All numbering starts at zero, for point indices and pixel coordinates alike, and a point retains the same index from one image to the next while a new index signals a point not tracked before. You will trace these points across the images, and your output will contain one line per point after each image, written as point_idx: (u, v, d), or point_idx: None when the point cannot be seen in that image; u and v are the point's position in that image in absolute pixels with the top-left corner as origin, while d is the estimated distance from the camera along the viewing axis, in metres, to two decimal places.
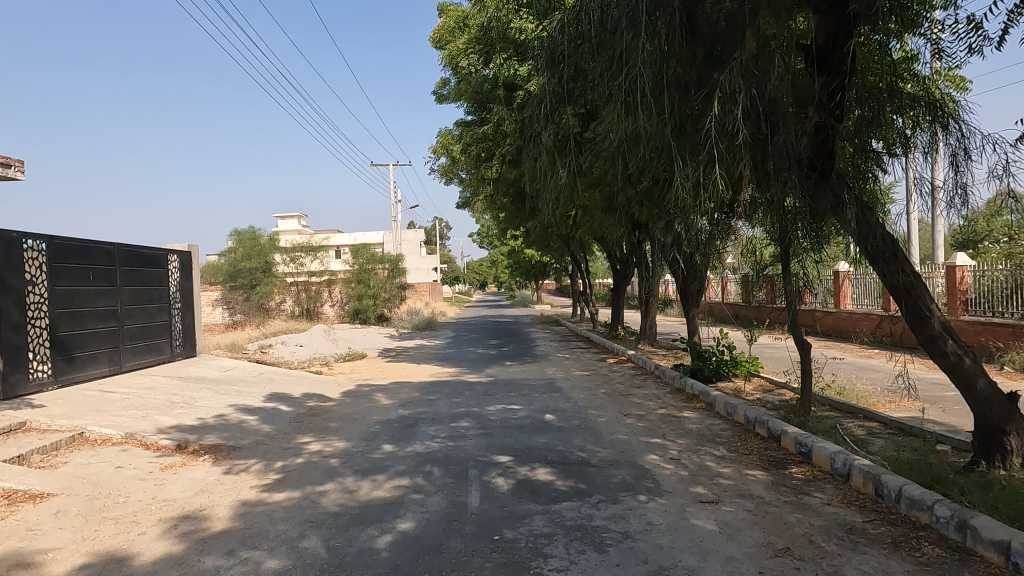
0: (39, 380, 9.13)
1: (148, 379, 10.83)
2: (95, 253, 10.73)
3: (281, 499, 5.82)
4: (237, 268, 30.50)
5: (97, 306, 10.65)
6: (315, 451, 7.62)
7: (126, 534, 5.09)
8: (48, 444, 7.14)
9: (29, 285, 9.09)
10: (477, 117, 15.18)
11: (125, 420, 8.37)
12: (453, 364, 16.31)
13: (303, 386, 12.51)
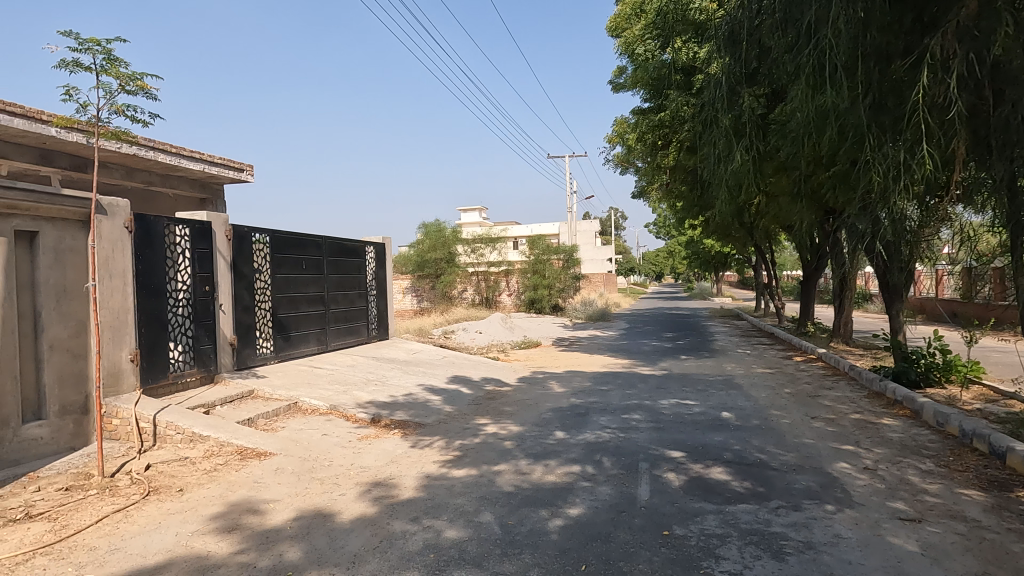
0: (264, 354, 10.59)
1: (349, 359, 12.10)
2: (308, 245, 12.13)
3: (460, 475, 6.20)
4: (425, 258, 32.80)
5: (309, 292, 12.06)
6: (491, 432, 8.02)
7: (330, 493, 5.76)
8: (270, 410, 8.29)
9: (256, 272, 10.52)
10: (654, 104, 14.87)
11: (330, 393, 9.42)
12: (626, 355, 16.20)
13: (482, 371, 13.16)
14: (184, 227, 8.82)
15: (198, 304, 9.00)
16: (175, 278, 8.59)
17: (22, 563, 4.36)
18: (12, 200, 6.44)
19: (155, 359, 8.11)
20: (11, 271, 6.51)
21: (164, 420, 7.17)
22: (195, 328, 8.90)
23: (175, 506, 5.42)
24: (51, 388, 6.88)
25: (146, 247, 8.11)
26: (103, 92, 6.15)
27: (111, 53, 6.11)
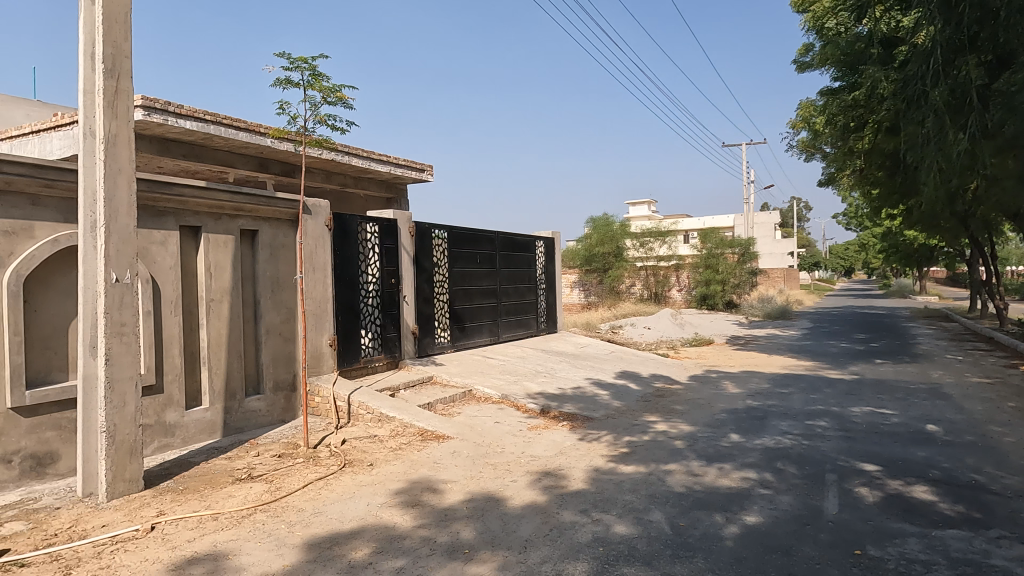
0: (442, 344, 11.24)
1: (520, 350, 12.47)
2: (482, 240, 12.65)
3: (629, 472, 6.14)
4: (593, 252, 32.91)
5: (483, 285, 12.60)
6: (661, 431, 7.84)
7: (502, 479, 5.99)
8: (448, 396, 8.82)
9: (435, 266, 11.17)
10: (846, 83, 13.60)
11: (502, 383, 9.78)
12: (810, 357, 14.98)
13: (650, 367, 12.91)
14: (374, 224, 9.62)
15: (385, 295, 9.78)
16: (366, 271, 9.42)
17: (246, 516, 5.05)
18: (239, 203, 7.48)
19: (349, 345, 8.98)
20: (237, 265, 7.61)
21: (357, 400, 7.94)
22: (383, 317, 9.69)
23: (367, 478, 5.97)
24: (267, 367, 7.90)
25: (343, 243, 8.99)
26: (309, 104, 6.91)
27: (316, 69, 6.86)
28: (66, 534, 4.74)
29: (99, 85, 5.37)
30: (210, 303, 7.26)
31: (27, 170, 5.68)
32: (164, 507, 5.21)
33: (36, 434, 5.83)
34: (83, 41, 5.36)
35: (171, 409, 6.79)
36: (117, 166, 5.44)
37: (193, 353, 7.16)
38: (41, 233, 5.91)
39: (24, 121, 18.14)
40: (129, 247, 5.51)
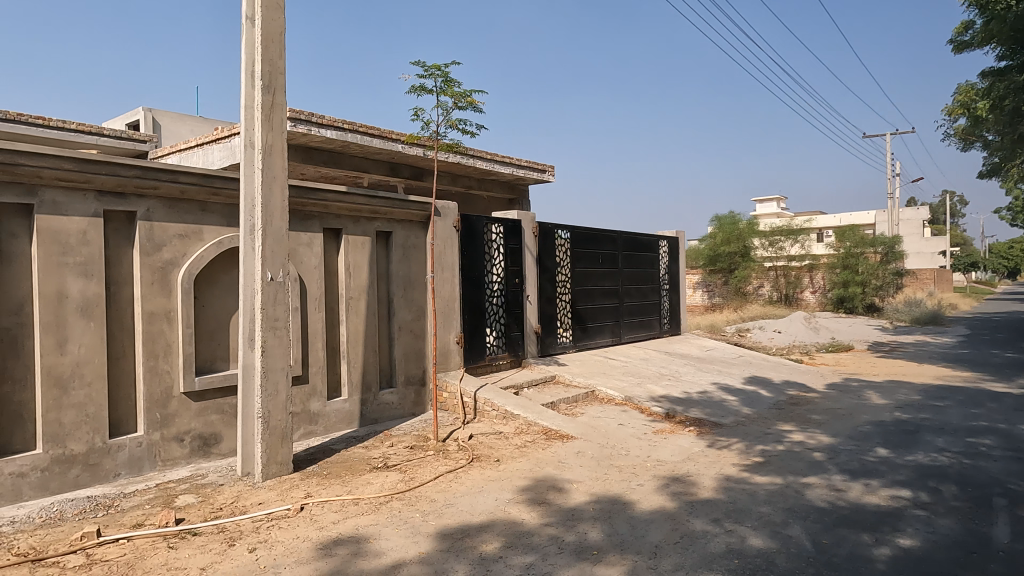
0: (564, 344, 11.25)
1: (643, 352, 12.25)
2: (605, 240, 12.49)
3: (764, 482, 5.84)
4: (718, 252, 31.76)
5: (605, 285, 12.46)
6: (797, 441, 7.41)
7: (629, 482, 5.91)
8: (570, 396, 8.85)
9: (558, 266, 11.16)
10: (1015, 62, 12.19)
11: (625, 385, 9.66)
12: (968, 367, 13.54)
13: (783, 373, 12.22)
14: (499, 225, 9.82)
15: (509, 295, 9.95)
16: (491, 271, 9.65)
17: (384, 503, 5.34)
18: (375, 207, 7.90)
19: (474, 343, 9.24)
20: (373, 265, 8.05)
21: (482, 397, 8.16)
22: (507, 316, 9.87)
23: (495, 474, 6.10)
24: (399, 362, 8.30)
25: (470, 244, 9.27)
26: (441, 110, 7.20)
27: (448, 75, 7.13)
28: (230, 509, 5.23)
29: (258, 100, 5.87)
30: (349, 300, 7.73)
31: (197, 180, 6.32)
32: (311, 490, 5.61)
33: (203, 416, 6.49)
34: (244, 60, 5.89)
35: (315, 399, 7.31)
36: (272, 174, 5.92)
37: (334, 348, 7.67)
38: (208, 236, 6.56)
39: (188, 137, 20.28)
40: (282, 248, 5.98)
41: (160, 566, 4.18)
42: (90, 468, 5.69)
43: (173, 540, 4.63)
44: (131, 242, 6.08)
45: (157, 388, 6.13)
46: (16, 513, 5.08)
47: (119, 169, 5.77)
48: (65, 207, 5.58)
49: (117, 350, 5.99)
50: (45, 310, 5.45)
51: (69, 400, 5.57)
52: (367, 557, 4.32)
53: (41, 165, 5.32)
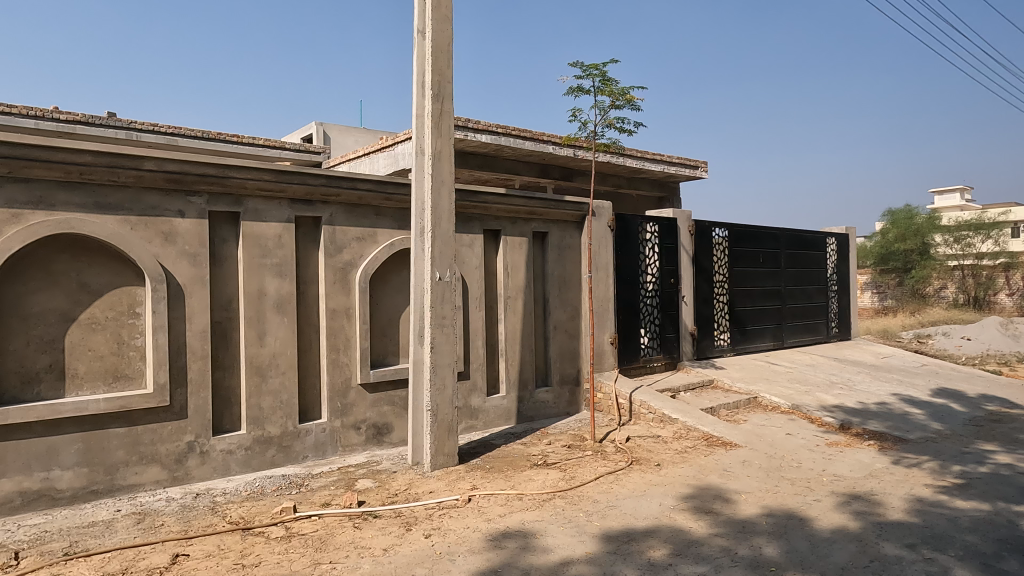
0: (721, 347, 10.76)
1: (809, 358, 11.41)
2: (766, 238, 11.76)
3: (967, 508, 5.20)
4: (891, 250, 29.42)
5: (766, 286, 11.73)
6: (1004, 463, 6.52)
7: (803, 496, 5.52)
8: (732, 402, 8.46)
9: (715, 266, 10.67)
10: None
11: (791, 392, 9.05)
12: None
13: (979, 386, 10.82)
14: (654, 224, 9.60)
15: (664, 295, 9.69)
16: (645, 271, 9.47)
17: (547, 500, 5.41)
18: (532, 208, 8.04)
19: (628, 344, 9.12)
20: (530, 265, 8.20)
21: (639, 399, 8.04)
22: (662, 317, 9.63)
23: (656, 478, 5.97)
24: (555, 361, 8.38)
25: (624, 243, 9.16)
26: (598, 109, 7.25)
27: (605, 74, 7.17)
28: (404, 495, 5.55)
29: (428, 108, 6.17)
30: (507, 300, 7.94)
31: (373, 186, 6.79)
32: (476, 482, 5.82)
33: (377, 407, 6.95)
34: (416, 72, 6.22)
35: (476, 394, 7.59)
36: (440, 179, 6.20)
37: (493, 346, 7.90)
38: (382, 238, 7.02)
39: (355, 147, 21.95)
40: (449, 249, 6.24)
41: (348, 544, 4.54)
42: (283, 449, 6.30)
43: (357, 520, 5.00)
44: (317, 244, 6.65)
45: (338, 379, 6.66)
46: (226, 485, 5.75)
47: (308, 179, 6.33)
48: (265, 214, 6.22)
49: (305, 344, 6.58)
50: (248, 306, 6.12)
51: (267, 387, 6.22)
52: (536, 552, 4.39)
53: (246, 177, 5.97)
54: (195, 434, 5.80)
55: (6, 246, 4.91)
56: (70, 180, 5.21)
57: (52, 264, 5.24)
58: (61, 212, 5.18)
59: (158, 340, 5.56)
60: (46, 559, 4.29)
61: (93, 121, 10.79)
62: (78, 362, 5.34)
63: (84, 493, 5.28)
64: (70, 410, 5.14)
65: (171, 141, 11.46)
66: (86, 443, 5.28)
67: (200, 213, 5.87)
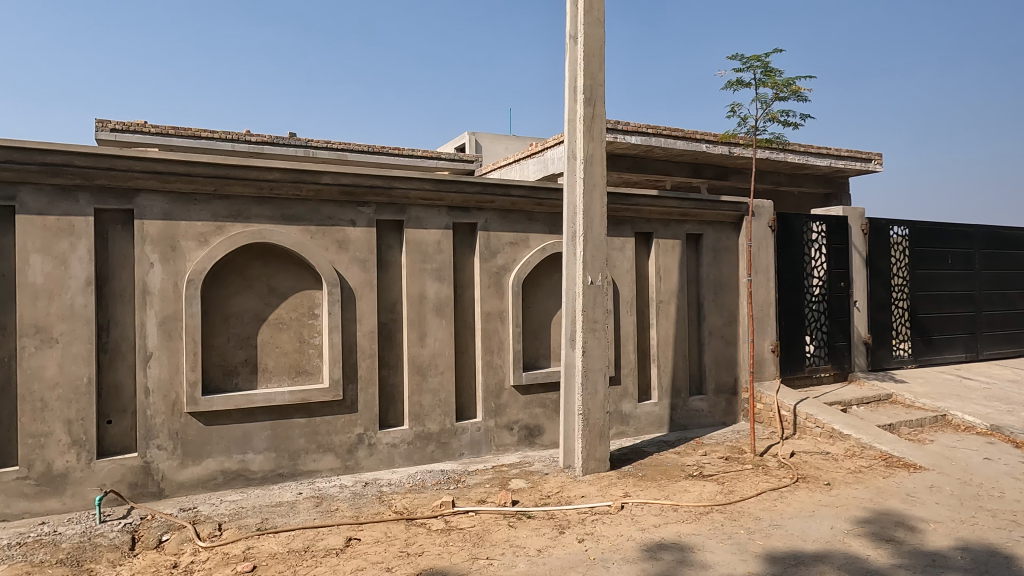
0: (900, 357, 9.72)
1: (1011, 372, 9.97)
2: (956, 236, 10.45)
3: None
4: None
5: (956, 290, 10.42)
6: None
7: (1008, 531, 4.83)
8: (914, 420, 7.63)
9: (893, 268, 9.67)
10: None
11: (990, 411, 7.95)
12: None
13: None
14: (821, 223, 8.90)
15: (833, 300, 8.94)
16: (811, 274, 8.82)
17: (704, 514, 5.19)
18: (686, 209, 7.78)
19: (791, 352, 8.54)
20: (683, 268, 7.94)
21: (804, 411, 7.49)
22: (830, 324, 8.90)
23: (827, 499, 5.51)
24: (710, 369, 8.05)
25: (786, 244, 8.60)
26: (759, 102, 6.92)
27: (768, 66, 6.80)
28: (557, 497, 5.59)
29: (580, 113, 6.19)
30: (660, 304, 7.74)
31: (526, 192, 6.93)
32: (629, 490, 5.72)
33: (529, 408, 7.08)
34: (568, 77, 6.26)
35: (627, 400, 7.49)
36: (592, 183, 6.19)
37: (645, 351, 7.75)
38: (534, 243, 7.14)
39: (505, 154, 22.60)
40: (601, 253, 6.20)
41: (504, 541, 4.65)
42: (442, 446, 6.61)
43: (512, 519, 5.11)
44: (473, 249, 6.91)
45: (492, 380, 6.87)
46: (391, 476, 6.14)
47: (465, 187, 6.60)
48: (425, 222, 6.57)
49: (462, 345, 6.87)
50: (411, 309, 6.50)
51: (427, 385, 6.55)
52: (694, 567, 4.23)
53: (409, 188, 6.35)
54: (365, 427, 6.25)
55: (212, 255, 5.60)
56: (262, 195, 5.84)
57: (247, 270, 5.90)
58: (255, 224, 5.83)
59: (333, 339, 6.07)
60: (242, 532, 4.83)
61: (277, 141, 12.03)
62: (268, 358, 5.96)
63: (272, 476, 5.89)
64: (261, 401, 5.76)
65: (341, 156, 12.49)
66: (274, 430, 5.89)
67: (368, 222, 6.33)
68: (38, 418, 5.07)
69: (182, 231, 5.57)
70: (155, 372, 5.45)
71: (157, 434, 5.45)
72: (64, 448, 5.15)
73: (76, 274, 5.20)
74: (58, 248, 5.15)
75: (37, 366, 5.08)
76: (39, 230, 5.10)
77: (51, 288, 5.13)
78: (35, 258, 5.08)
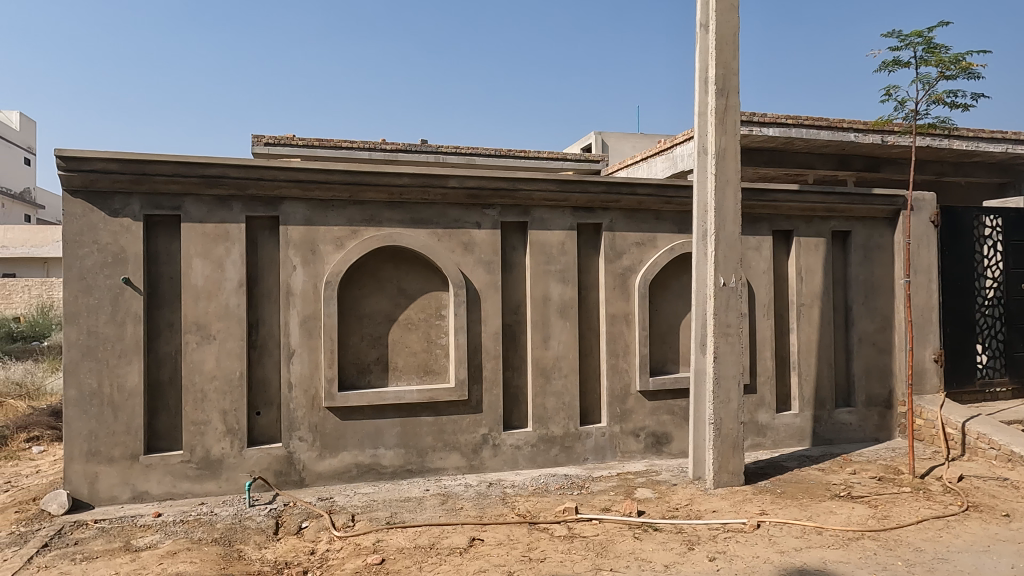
0: None
1: None
2: None
3: None
4: None
5: None
6: None
7: None
8: None
9: None
10: None
11: None
12: None
13: None
14: (996, 216, 7.79)
15: (1012, 304, 7.84)
16: (982, 275, 7.79)
17: (854, 540, 4.70)
18: (832, 204, 7.14)
19: (958, 362, 7.59)
20: (829, 269, 7.30)
21: (975, 430, 6.60)
22: (1007, 331, 7.81)
23: (1006, 533, 4.79)
24: (860, 379, 7.34)
25: (952, 241, 7.66)
26: (922, 83, 6.21)
27: (932, 41, 6.08)
28: (685, 511, 5.31)
29: (712, 105, 5.84)
30: (801, 307, 7.18)
31: (653, 190, 6.67)
32: (767, 508, 5.31)
33: (656, 415, 6.81)
34: (699, 68, 5.93)
35: (764, 410, 7.00)
36: (725, 178, 5.82)
37: (784, 358, 7.22)
38: (662, 243, 6.86)
39: (632, 153, 22.12)
40: (735, 253, 5.82)
41: (629, 554, 4.47)
42: (566, 450, 6.51)
43: (638, 530, 4.91)
44: (598, 250, 6.77)
45: (617, 384, 6.68)
46: (515, 478, 6.14)
47: (590, 187, 6.47)
48: (550, 223, 6.52)
49: (586, 348, 6.74)
50: (535, 310, 6.47)
51: (551, 388, 6.49)
52: None
53: (533, 189, 6.33)
54: (489, 427, 6.30)
55: (347, 258, 5.88)
56: (393, 200, 6.06)
57: (379, 272, 6.15)
58: (386, 228, 6.05)
59: (459, 340, 6.17)
60: (373, 525, 5.01)
61: (410, 148, 12.53)
62: (398, 357, 6.18)
63: (402, 471, 6.08)
64: (391, 398, 5.97)
65: (468, 161, 12.78)
66: (403, 427, 6.08)
67: (493, 224, 6.38)
68: (198, 407, 5.58)
69: (322, 235, 5.89)
70: (297, 368, 5.81)
71: (299, 426, 5.80)
72: (221, 436, 5.62)
73: (230, 276, 5.66)
74: (216, 253, 5.64)
75: (197, 360, 5.59)
76: (200, 236, 5.61)
77: (210, 289, 5.62)
78: (196, 262, 5.59)
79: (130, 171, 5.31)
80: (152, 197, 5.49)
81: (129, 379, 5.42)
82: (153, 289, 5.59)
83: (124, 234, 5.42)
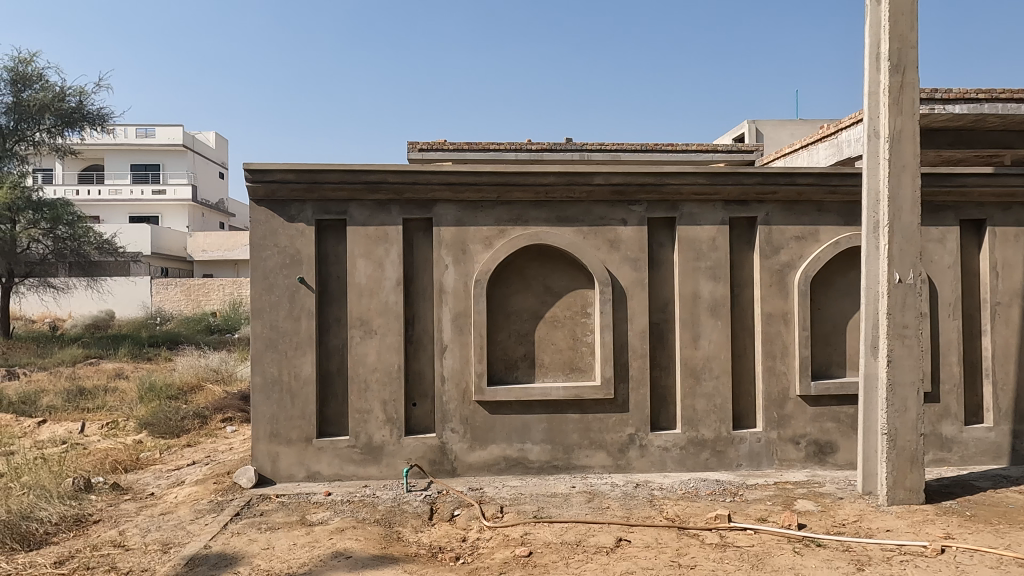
0: None
1: None
2: None
3: None
4: None
5: None
6: None
7: None
8: None
9: None
10: None
11: None
12: None
13: None
14: None
15: None
16: None
17: None
18: None
19: None
20: None
21: None
22: None
23: None
24: None
25: None
26: None
27: None
28: (853, 528, 4.88)
29: (884, 83, 5.31)
30: (996, 306, 6.32)
31: (815, 180, 6.20)
32: (953, 531, 4.74)
33: (819, 422, 6.33)
34: (869, 44, 5.40)
35: (948, 422, 6.25)
36: (901, 163, 5.26)
37: (974, 363, 6.40)
38: (826, 236, 6.35)
39: (790, 141, 20.67)
40: (914, 245, 5.24)
41: (788, 569, 4.19)
42: (717, 454, 6.24)
43: (798, 545, 4.59)
44: (752, 246, 6.41)
45: (774, 387, 6.28)
46: (663, 480, 5.99)
47: (743, 179, 6.14)
48: (699, 218, 6.28)
49: (740, 348, 6.41)
50: (684, 308, 6.26)
51: (702, 389, 6.25)
52: None
53: (682, 183, 6.13)
54: (636, 427, 6.20)
55: (496, 257, 6.06)
56: (539, 199, 6.15)
57: (526, 271, 6.27)
58: (533, 227, 6.16)
59: (606, 338, 6.12)
60: (521, 517, 5.13)
61: (555, 147, 12.64)
62: (544, 354, 6.26)
63: (549, 467, 6.16)
64: (538, 395, 6.06)
65: (613, 157, 12.64)
66: (550, 423, 6.16)
67: (640, 221, 6.26)
68: (363, 396, 6.02)
69: (472, 235, 6.12)
70: (449, 362, 6.08)
71: (451, 418, 6.08)
72: (381, 424, 6.03)
73: (390, 275, 6.05)
74: (377, 253, 6.05)
75: (361, 352, 6.03)
76: (363, 238, 6.04)
77: (372, 287, 6.05)
78: (360, 262, 6.04)
79: (304, 179, 5.85)
80: (322, 204, 6.01)
81: (304, 368, 5.98)
82: (323, 287, 6.12)
83: (299, 237, 5.98)
